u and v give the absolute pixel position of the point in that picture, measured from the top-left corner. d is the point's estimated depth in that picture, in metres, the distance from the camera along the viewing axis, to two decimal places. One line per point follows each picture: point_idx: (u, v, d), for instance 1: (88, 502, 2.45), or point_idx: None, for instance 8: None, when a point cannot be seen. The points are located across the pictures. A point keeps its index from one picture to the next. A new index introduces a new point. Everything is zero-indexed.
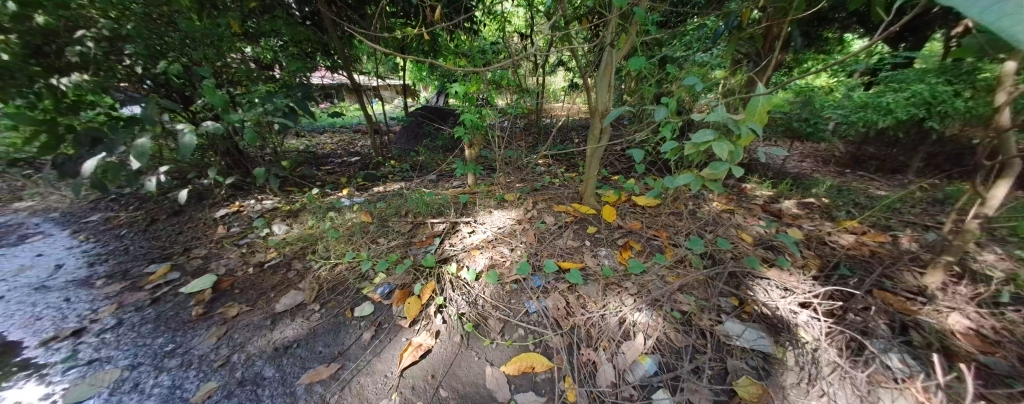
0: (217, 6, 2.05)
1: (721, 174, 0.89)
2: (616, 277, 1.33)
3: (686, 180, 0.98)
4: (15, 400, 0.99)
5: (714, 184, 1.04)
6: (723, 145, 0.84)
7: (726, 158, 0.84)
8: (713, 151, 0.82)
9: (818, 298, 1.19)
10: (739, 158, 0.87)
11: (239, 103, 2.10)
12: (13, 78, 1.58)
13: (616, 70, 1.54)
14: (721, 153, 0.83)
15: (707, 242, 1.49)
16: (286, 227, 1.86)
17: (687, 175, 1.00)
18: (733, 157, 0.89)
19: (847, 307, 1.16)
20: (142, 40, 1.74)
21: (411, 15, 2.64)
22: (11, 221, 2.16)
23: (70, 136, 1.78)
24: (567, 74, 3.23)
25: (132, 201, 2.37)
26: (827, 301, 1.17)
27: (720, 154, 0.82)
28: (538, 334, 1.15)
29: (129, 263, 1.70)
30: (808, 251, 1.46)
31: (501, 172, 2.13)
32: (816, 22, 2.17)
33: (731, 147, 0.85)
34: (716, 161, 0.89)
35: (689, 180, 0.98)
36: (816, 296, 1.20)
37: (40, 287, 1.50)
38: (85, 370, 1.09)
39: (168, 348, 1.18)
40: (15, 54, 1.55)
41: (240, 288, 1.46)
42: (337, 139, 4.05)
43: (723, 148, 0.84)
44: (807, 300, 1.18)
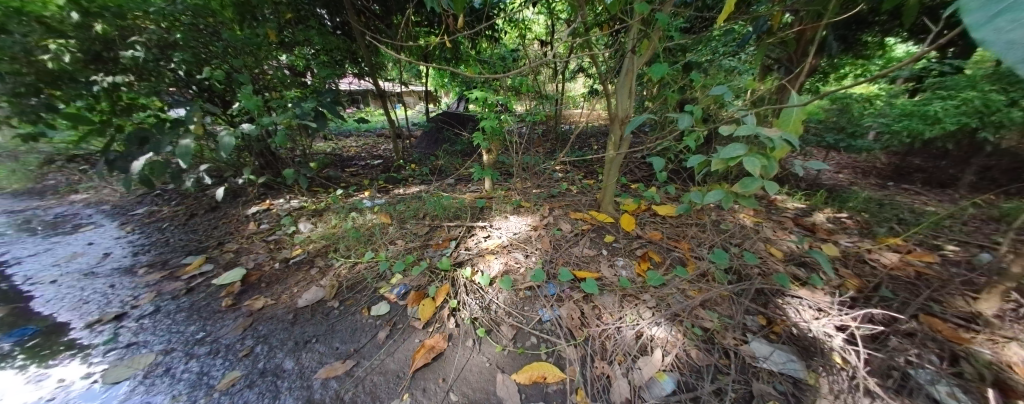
0: (257, 18, 2.21)
1: (752, 191, 0.83)
2: (633, 289, 1.30)
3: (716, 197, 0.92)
4: (60, 377, 1.08)
5: (746, 198, 0.97)
6: (755, 161, 0.77)
7: (760, 175, 0.76)
8: (744, 167, 0.75)
9: (857, 321, 1.10)
10: (774, 173, 0.80)
11: (273, 107, 2.23)
12: (76, 82, 1.79)
13: (636, 77, 1.52)
14: (752, 169, 0.76)
15: (732, 255, 1.43)
16: (310, 225, 1.94)
17: (716, 191, 0.94)
18: (766, 172, 0.83)
19: (890, 333, 1.07)
20: (189, 48, 1.93)
21: (435, 24, 2.74)
22: (69, 213, 2.40)
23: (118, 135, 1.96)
24: (586, 81, 3.28)
25: (173, 197, 2.56)
26: (866, 325, 1.08)
27: (751, 170, 0.75)
28: (551, 344, 1.13)
29: (169, 254, 1.82)
30: (844, 269, 1.37)
31: (517, 178, 2.12)
32: (855, 26, 2.04)
33: (763, 162, 0.78)
34: (747, 177, 0.84)
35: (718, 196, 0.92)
36: (852, 318, 1.12)
37: (89, 274, 1.64)
38: (122, 353, 1.17)
39: (199, 336, 1.24)
40: (79, 59, 1.74)
41: (266, 282, 1.52)
42: (362, 142, 4.21)
43: (755, 163, 0.77)
44: (844, 323, 1.09)
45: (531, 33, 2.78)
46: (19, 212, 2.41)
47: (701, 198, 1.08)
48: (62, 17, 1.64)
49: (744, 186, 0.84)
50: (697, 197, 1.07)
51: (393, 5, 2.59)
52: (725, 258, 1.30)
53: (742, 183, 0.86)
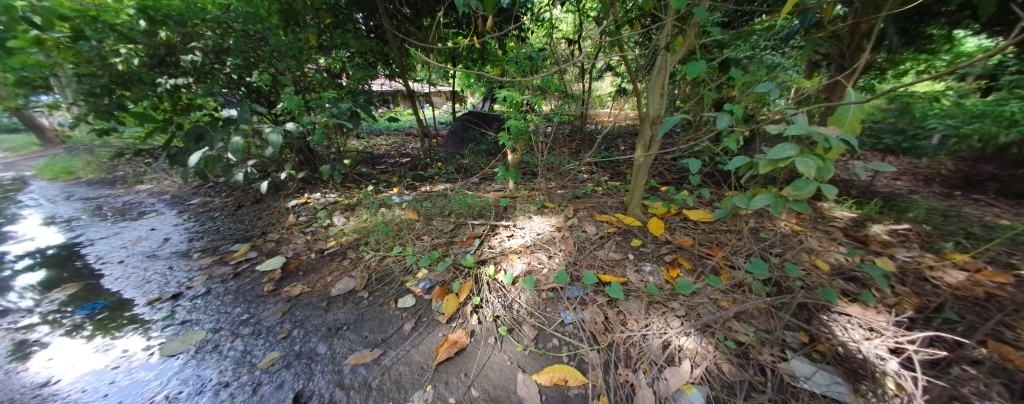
0: (299, 23, 2.43)
1: (805, 194, 0.77)
2: (661, 296, 1.25)
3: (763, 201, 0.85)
4: (125, 348, 1.21)
5: (798, 204, 0.89)
6: (809, 162, 0.71)
7: (816, 177, 0.70)
8: (797, 169, 0.69)
9: (914, 344, 0.98)
10: (831, 175, 0.74)
11: (313, 107, 2.38)
12: (143, 83, 2.06)
13: (669, 75, 1.46)
14: (806, 171, 0.70)
15: (771, 266, 1.34)
16: (343, 219, 2.04)
17: (763, 195, 0.87)
18: (822, 174, 0.76)
19: (953, 359, 0.94)
20: (241, 53, 2.08)
21: (464, 25, 2.79)
22: (138, 203, 2.73)
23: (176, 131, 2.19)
24: (614, 79, 3.25)
25: (224, 189, 2.80)
26: (925, 349, 0.96)
27: (806, 172, 0.69)
28: (573, 347, 1.10)
29: (219, 241, 1.99)
30: (900, 287, 1.23)
31: (542, 178, 2.11)
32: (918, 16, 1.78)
33: (818, 164, 0.72)
34: (799, 180, 0.77)
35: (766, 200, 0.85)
36: (911, 342, 1.00)
37: (151, 256, 1.85)
38: (178, 329, 1.30)
39: (244, 317, 1.35)
40: (146, 63, 1.98)
41: (303, 271, 1.62)
42: (391, 141, 4.38)
43: (809, 164, 0.70)
44: (898, 345, 0.97)
45: (559, 32, 2.75)
46: (101, 203, 2.79)
47: (744, 203, 1.01)
48: (132, 24, 1.89)
49: (796, 190, 0.78)
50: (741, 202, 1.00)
51: (423, 7, 2.66)
52: (764, 268, 1.21)
53: (793, 187, 0.79)
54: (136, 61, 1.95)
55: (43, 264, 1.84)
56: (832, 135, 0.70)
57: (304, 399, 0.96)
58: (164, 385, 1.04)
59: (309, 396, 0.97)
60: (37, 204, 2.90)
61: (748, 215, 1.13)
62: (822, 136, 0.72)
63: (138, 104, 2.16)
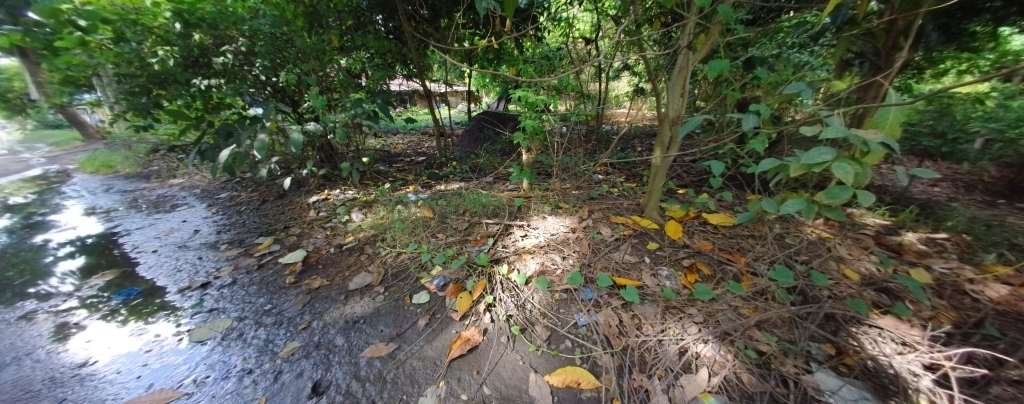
0: (322, 25, 2.46)
1: (841, 201, 0.74)
2: (678, 301, 1.22)
3: (795, 207, 0.83)
4: (156, 332, 1.29)
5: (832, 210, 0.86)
6: (847, 167, 0.68)
7: (854, 183, 0.68)
8: (834, 174, 0.67)
9: (951, 361, 0.90)
10: (869, 181, 0.71)
11: (334, 106, 2.45)
12: (178, 83, 2.18)
13: (691, 74, 1.41)
14: (843, 176, 0.68)
15: (796, 274, 1.28)
16: (361, 215, 2.09)
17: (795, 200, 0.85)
18: (860, 180, 0.73)
19: (992, 378, 0.85)
20: (269, 55, 2.19)
21: (480, 25, 2.81)
22: (171, 196, 2.88)
23: (207, 128, 2.32)
24: (631, 78, 3.20)
25: (250, 184, 2.93)
26: (964, 366, 0.88)
27: (843, 177, 0.66)
28: (586, 349, 1.09)
29: (244, 233, 2.09)
30: (935, 300, 1.15)
31: (556, 178, 2.10)
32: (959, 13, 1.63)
33: (856, 169, 0.70)
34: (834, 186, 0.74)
35: (797, 206, 0.83)
36: (947, 359, 0.92)
37: (182, 246, 1.96)
38: (205, 316, 1.37)
39: (267, 307, 1.40)
40: (181, 64, 2.10)
41: (323, 264, 1.68)
42: (408, 140, 4.46)
43: (846, 170, 0.68)
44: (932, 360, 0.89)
45: (577, 31, 2.73)
46: (137, 196, 2.97)
47: (773, 208, 0.98)
48: (169, 28, 2.00)
49: (831, 195, 0.76)
50: (770, 206, 0.97)
51: (440, 8, 2.68)
52: (789, 276, 1.16)
53: (829, 192, 0.77)
54: (172, 62, 2.07)
55: (83, 252, 1.98)
56: (873, 138, 0.67)
57: (322, 388, 0.99)
58: (192, 369, 1.10)
59: (326, 386, 1.00)
60: (82, 196, 3.12)
61: (773, 221, 1.10)
62: (861, 140, 0.69)
63: (173, 102, 2.29)
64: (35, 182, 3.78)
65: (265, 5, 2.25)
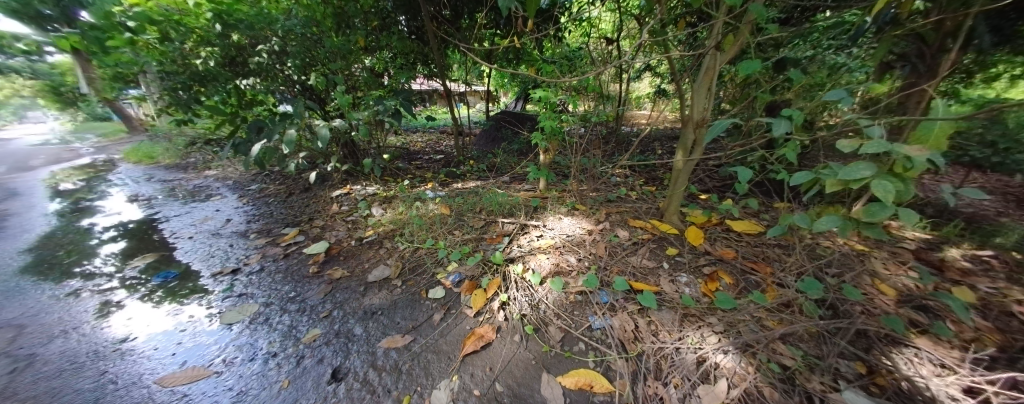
0: (349, 26, 2.55)
1: (881, 219, 0.73)
2: (697, 309, 1.19)
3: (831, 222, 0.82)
4: (190, 313, 1.37)
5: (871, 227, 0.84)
6: (887, 185, 0.66)
7: (894, 201, 0.66)
8: (874, 193, 0.65)
9: (997, 388, 0.82)
10: (912, 198, 0.69)
11: (358, 105, 2.54)
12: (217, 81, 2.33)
13: (718, 76, 1.37)
14: (885, 195, 0.66)
15: (825, 286, 1.21)
16: (381, 210, 2.15)
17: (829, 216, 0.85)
18: (901, 197, 0.71)
19: None
20: (301, 55, 2.30)
21: (501, 25, 2.82)
22: (206, 187, 3.06)
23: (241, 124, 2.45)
24: (653, 79, 3.14)
25: (278, 177, 3.07)
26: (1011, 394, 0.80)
27: (883, 196, 0.65)
28: (601, 353, 1.07)
29: (272, 223, 2.19)
30: (978, 320, 1.06)
31: (574, 179, 2.08)
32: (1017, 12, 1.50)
33: (897, 186, 0.68)
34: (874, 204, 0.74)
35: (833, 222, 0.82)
36: (990, 383, 0.85)
37: (215, 234, 2.08)
38: (235, 300, 1.44)
39: (291, 294, 1.47)
40: (219, 63, 2.23)
41: (344, 256, 1.74)
42: (427, 138, 4.55)
43: (887, 188, 0.66)
44: (974, 385, 0.82)
45: (598, 31, 2.70)
46: (176, 185, 3.17)
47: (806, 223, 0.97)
48: (209, 28, 2.13)
49: (868, 214, 0.75)
50: (803, 221, 0.96)
51: (462, 9, 2.71)
52: (818, 288, 1.11)
53: (868, 210, 0.76)
54: (211, 62, 2.20)
55: (126, 236, 2.14)
56: (916, 154, 0.65)
57: (341, 375, 1.03)
58: (222, 350, 1.16)
59: (345, 373, 1.03)
60: (126, 184, 3.36)
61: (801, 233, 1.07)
62: (904, 156, 0.66)
63: (211, 99, 2.43)
64: (88, 169, 4.10)
65: (298, 7, 2.36)
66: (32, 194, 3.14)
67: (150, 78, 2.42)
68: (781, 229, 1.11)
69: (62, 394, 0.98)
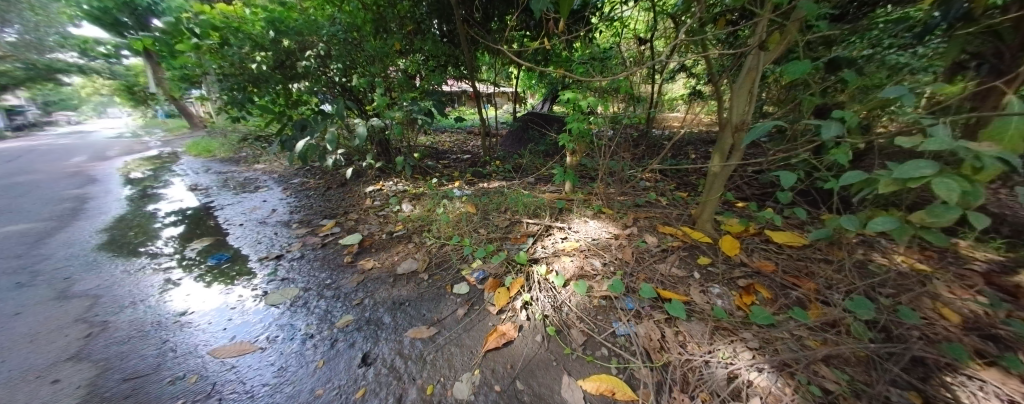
0: (387, 30, 2.67)
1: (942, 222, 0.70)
2: (730, 323, 1.12)
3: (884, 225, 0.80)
4: (239, 293, 1.50)
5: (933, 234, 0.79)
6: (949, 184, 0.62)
7: (959, 203, 0.62)
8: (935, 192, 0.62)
9: None
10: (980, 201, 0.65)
11: (392, 105, 2.66)
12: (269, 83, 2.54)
13: (760, 77, 1.30)
14: (948, 195, 0.62)
15: (877, 307, 1.10)
16: (410, 206, 2.23)
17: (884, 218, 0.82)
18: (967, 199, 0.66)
19: None
20: (344, 59, 2.48)
21: (531, 27, 2.84)
22: (254, 179, 3.33)
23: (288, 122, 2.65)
24: (688, 81, 3.02)
25: (318, 172, 3.28)
26: None
27: (945, 196, 0.62)
28: (624, 360, 1.04)
29: (312, 215, 2.35)
30: None
31: (601, 182, 2.05)
32: None
33: (963, 187, 0.63)
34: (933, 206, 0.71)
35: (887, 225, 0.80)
36: None
37: (262, 222, 2.26)
38: (279, 283, 1.57)
39: (328, 281, 1.57)
40: (272, 67, 2.44)
41: (375, 248, 1.83)
42: (455, 138, 4.66)
43: (950, 188, 0.62)
44: None
45: (630, 31, 2.64)
46: (229, 177, 3.48)
47: (856, 227, 0.94)
48: (263, 34, 2.33)
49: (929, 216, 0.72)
50: (850, 224, 0.95)
51: (493, 11, 2.76)
52: (870, 307, 1.01)
53: (930, 211, 0.73)
54: (265, 66, 2.41)
55: (186, 222, 2.38)
56: (986, 153, 0.61)
57: (370, 360, 1.08)
58: (266, 328, 1.26)
59: (374, 358, 1.09)
60: (188, 175, 3.73)
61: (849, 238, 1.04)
62: (972, 154, 0.62)
63: (263, 99, 2.65)
64: (157, 161, 4.59)
65: (342, 13, 2.52)
66: (111, 181, 3.58)
67: (212, 80, 2.67)
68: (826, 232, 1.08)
69: (131, 358, 1.12)
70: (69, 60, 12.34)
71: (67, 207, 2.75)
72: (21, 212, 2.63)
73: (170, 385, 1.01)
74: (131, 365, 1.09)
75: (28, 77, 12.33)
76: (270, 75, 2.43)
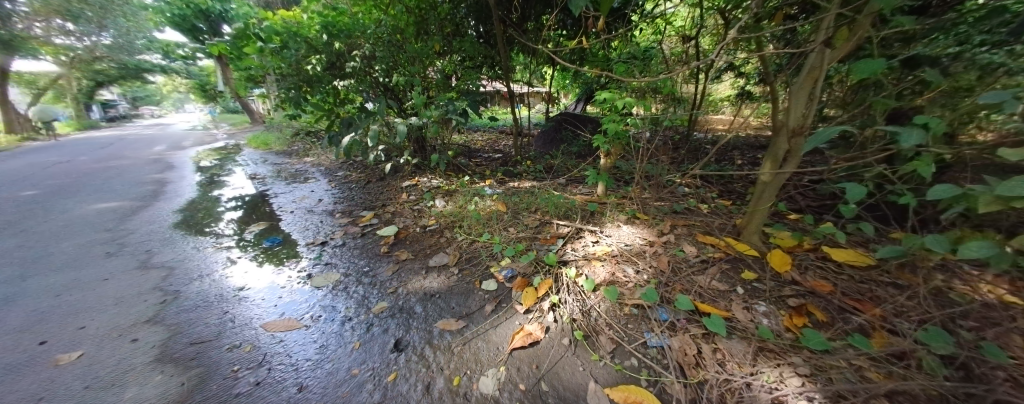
0: (427, 32, 2.78)
1: None
2: (777, 345, 1.03)
3: (982, 249, 0.75)
4: (288, 274, 1.64)
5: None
6: None
7: None
8: None
9: None
10: None
11: (429, 104, 2.76)
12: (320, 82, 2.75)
13: (824, 77, 1.17)
14: None
15: (955, 341, 0.91)
16: (443, 202, 2.31)
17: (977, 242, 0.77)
18: None
19: None
20: (387, 60, 2.63)
21: (569, 26, 2.81)
22: (304, 171, 3.62)
23: (336, 119, 2.86)
24: (736, 81, 2.83)
25: (360, 166, 3.49)
26: None
27: None
28: (655, 372, 0.99)
29: (353, 206, 2.50)
30: None
31: (636, 186, 1.98)
32: None
33: None
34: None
35: (985, 249, 0.75)
36: None
37: (310, 211, 2.45)
38: (323, 267, 1.69)
39: (366, 268, 1.66)
40: (324, 68, 2.64)
41: (410, 240, 1.91)
42: (487, 137, 4.74)
43: None
44: None
45: (673, 28, 2.52)
46: (283, 168, 3.81)
47: (946, 249, 0.89)
48: (317, 38, 2.53)
49: None
50: (938, 245, 0.89)
51: (530, 11, 2.76)
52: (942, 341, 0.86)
53: None
54: (319, 67, 2.61)
55: (244, 207, 2.65)
56: None
57: (402, 346, 1.13)
58: (310, 308, 1.37)
59: (406, 345, 1.14)
60: (249, 165, 4.14)
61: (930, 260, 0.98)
62: None
63: (314, 97, 2.87)
64: (223, 152, 5.14)
65: (387, 17, 2.66)
66: (185, 169, 4.06)
67: (272, 79, 2.94)
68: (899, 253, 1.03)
69: (196, 325, 1.26)
70: (154, 60, 14.07)
71: (150, 189, 3.17)
72: (115, 192, 3.07)
73: (227, 352, 1.13)
74: (196, 331, 1.23)
75: (125, 75, 14.32)
76: (321, 75, 2.63)
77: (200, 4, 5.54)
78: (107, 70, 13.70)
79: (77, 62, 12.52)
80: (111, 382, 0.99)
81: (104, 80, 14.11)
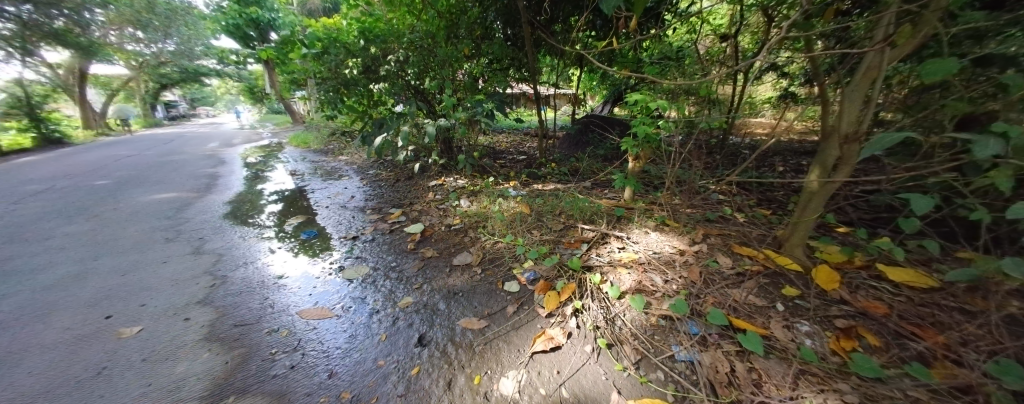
0: (456, 36, 2.84)
1: None
2: (821, 368, 0.94)
3: None
4: (322, 266, 1.74)
5: None
6: None
7: None
8: None
9: None
10: None
11: (457, 106, 2.82)
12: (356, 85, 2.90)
13: (881, 78, 1.06)
14: None
15: None
16: (468, 202, 2.35)
17: None
18: None
19: None
20: (418, 63, 2.72)
21: (598, 27, 2.76)
22: (339, 169, 3.83)
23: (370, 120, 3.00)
24: (779, 82, 2.65)
25: (390, 165, 3.64)
26: None
27: None
28: (683, 388, 0.95)
29: (382, 203, 2.61)
30: None
31: (666, 191, 1.91)
32: None
33: None
34: None
35: None
36: None
37: (343, 206, 2.59)
38: (354, 261, 1.78)
39: (393, 264, 1.72)
40: (359, 72, 2.78)
41: (435, 238, 1.96)
42: (512, 139, 4.76)
43: None
44: None
45: (710, 28, 2.41)
46: (320, 165, 4.06)
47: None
48: (355, 43, 2.67)
49: None
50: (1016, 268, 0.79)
51: (558, 13, 2.74)
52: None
53: None
54: (356, 71, 2.76)
55: (284, 201, 2.84)
56: None
57: (425, 341, 1.16)
58: (341, 299, 1.44)
59: (429, 340, 1.16)
60: (290, 162, 4.44)
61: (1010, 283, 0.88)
62: None
63: (350, 99, 3.03)
64: (268, 149, 5.54)
65: (420, 22, 2.75)
66: (235, 164, 4.42)
67: (313, 82, 3.14)
68: (974, 276, 0.94)
69: (240, 308, 1.37)
70: (210, 64, 15.45)
71: (203, 182, 3.47)
72: (174, 184, 3.39)
73: (267, 335, 1.21)
74: (239, 314, 1.33)
75: (185, 79, 15.82)
76: (357, 78, 2.77)
77: (250, 13, 6.03)
78: (171, 73, 15.16)
79: (146, 66, 13.93)
80: (166, 356, 1.10)
81: (168, 82, 15.63)
